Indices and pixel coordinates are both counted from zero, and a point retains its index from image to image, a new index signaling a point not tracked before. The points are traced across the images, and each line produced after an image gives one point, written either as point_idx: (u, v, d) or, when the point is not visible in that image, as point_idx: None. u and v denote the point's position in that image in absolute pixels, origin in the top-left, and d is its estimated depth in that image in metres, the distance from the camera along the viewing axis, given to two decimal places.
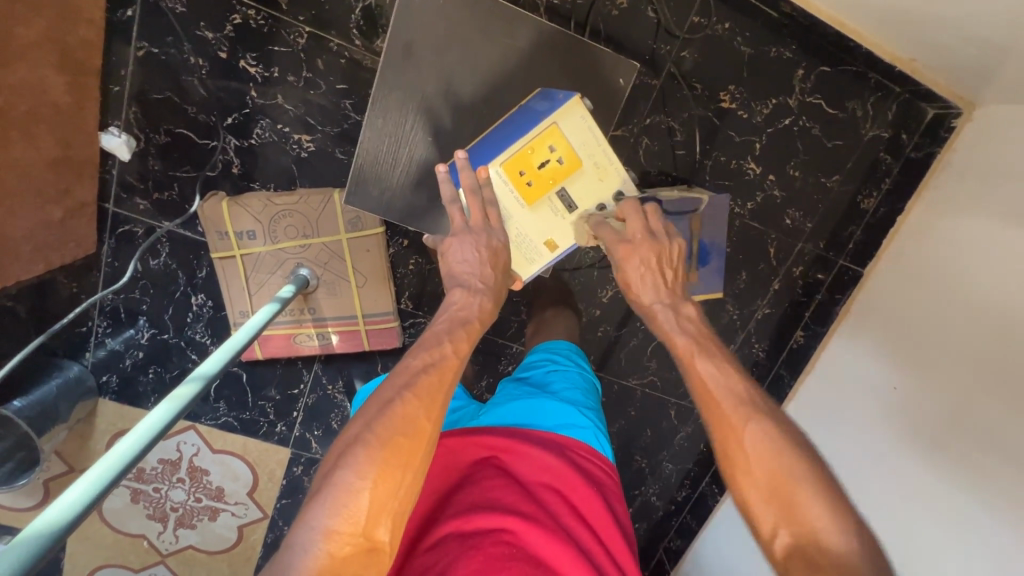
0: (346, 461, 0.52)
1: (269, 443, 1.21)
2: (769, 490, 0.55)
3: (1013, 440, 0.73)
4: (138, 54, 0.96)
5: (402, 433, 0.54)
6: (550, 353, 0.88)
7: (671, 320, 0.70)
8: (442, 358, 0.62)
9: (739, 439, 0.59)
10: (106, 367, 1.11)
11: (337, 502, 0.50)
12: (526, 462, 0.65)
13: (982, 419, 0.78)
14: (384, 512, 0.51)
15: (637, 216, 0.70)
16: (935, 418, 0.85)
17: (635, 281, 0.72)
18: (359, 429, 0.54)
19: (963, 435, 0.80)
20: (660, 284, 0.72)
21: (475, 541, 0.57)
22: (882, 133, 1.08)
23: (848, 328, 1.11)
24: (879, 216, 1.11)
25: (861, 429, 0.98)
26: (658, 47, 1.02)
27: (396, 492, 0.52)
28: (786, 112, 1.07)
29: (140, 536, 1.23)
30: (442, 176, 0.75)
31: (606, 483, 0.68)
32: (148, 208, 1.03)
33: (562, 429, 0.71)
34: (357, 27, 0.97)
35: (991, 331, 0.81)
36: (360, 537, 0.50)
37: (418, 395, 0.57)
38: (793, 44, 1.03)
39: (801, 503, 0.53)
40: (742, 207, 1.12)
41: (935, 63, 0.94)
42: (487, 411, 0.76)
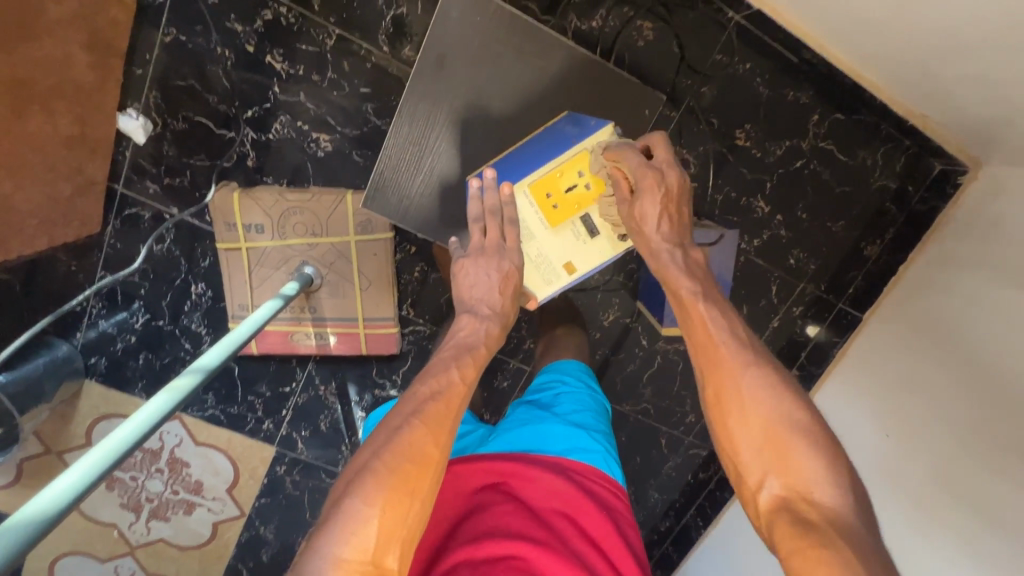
0: (355, 488, 0.51)
1: (254, 440, 1.19)
2: (761, 441, 0.57)
3: (999, 505, 0.73)
4: (165, 39, 0.97)
5: (410, 460, 0.54)
6: (559, 374, 0.87)
7: (678, 260, 0.69)
8: (448, 385, 0.62)
9: (737, 386, 0.60)
10: (96, 349, 1.09)
11: (347, 529, 0.49)
12: (535, 487, 0.64)
13: (970, 479, 0.78)
14: (394, 537, 0.50)
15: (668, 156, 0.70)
16: (924, 472, 0.86)
17: (652, 218, 0.68)
18: (367, 457, 0.54)
19: (952, 492, 0.81)
20: (671, 223, 0.70)
21: (485, 566, 0.56)
22: (889, 183, 1.10)
23: (843, 371, 1.12)
24: (881, 264, 1.13)
25: (855, 473, 0.98)
26: (679, 80, 1.04)
27: (405, 519, 0.51)
28: (799, 154, 1.09)
29: (111, 525, 1.19)
30: (471, 193, 0.77)
31: (616, 506, 0.67)
32: (158, 192, 1.03)
33: (570, 454, 0.70)
34: (385, 33, 0.98)
35: (981, 392, 0.81)
36: (369, 564, 0.48)
37: (425, 422, 0.57)
38: (810, 89, 1.05)
39: (791, 457, 0.55)
40: (748, 243, 1.13)
41: (946, 121, 0.96)
42: (497, 436, 0.75)
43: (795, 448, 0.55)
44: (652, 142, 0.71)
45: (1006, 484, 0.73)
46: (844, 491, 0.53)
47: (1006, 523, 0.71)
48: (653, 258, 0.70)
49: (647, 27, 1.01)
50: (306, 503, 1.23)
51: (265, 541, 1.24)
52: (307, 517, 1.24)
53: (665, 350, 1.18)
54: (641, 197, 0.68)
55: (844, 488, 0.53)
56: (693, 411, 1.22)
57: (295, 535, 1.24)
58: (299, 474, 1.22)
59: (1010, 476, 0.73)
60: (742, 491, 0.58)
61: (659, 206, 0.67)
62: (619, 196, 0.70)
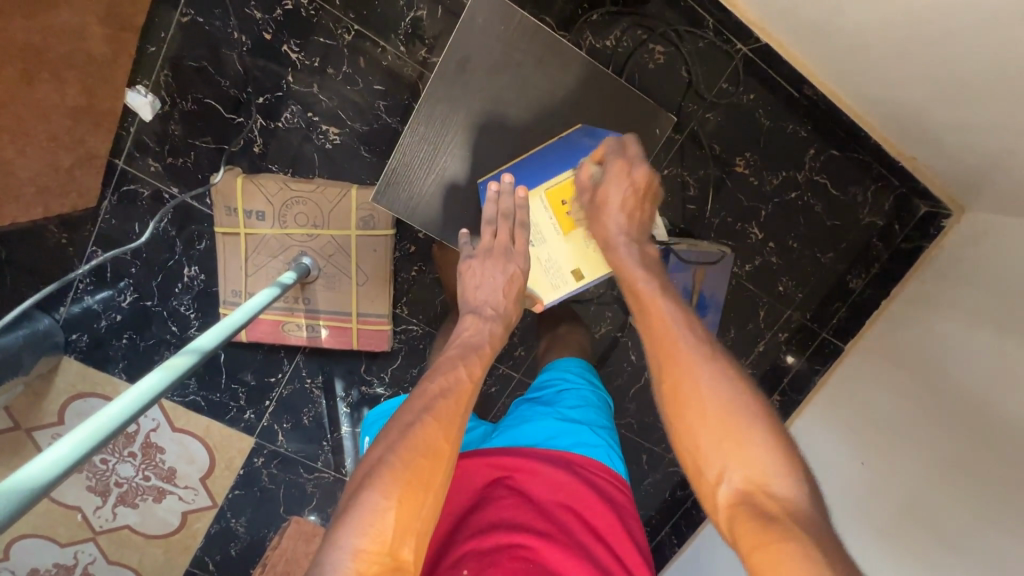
0: (371, 482, 0.51)
1: (233, 429, 1.17)
2: (719, 432, 0.57)
3: (962, 539, 0.76)
4: (182, 19, 0.96)
5: (422, 454, 0.54)
6: (561, 371, 0.87)
7: (633, 254, 0.72)
8: (457, 382, 0.63)
9: (695, 382, 0.60)
10: (79, 325, 1.06)
11: (364, 521, 0.49)
12: (539, 481, 0.65)
13: (938, 511, 0.82)
14: (408, 531, 0.50)
15: (641, 158, 0.76)
16: (894, 501, 0.89)
17: (613, 202, 0.73)
18: (382, 452, 0.54)
19: (919, 523, 0.84)
20: (632, 219, 0.74)
21: (494, 558, 0.57)
22: (876, 221, 1.14)
23: (821, 399, 1.15)
24: (865, 297, 1.17)
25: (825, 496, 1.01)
26: (686, 104, 1.07)
27: (419, 513, 0.52)
28: (794, 185, 1.13)
29: (75, 509, 1.16)
30: (491, 193, 0.77)
31: (620, 500, 0.68)
32: (159, 171, 1.01)
33: (575, 449, 0.70)
34: (403, 34, 0.99)
35: (954, 426, 0.84)
36: (387, 556, 0.48)
37: (437, 418, 0.57)
38: (809, 124, 1.09)
39: (749, 449, 0.56)
40: (740, 267, 1.16)
41: (935, 165, 1.01)
42: (501, 432, 0.75)
43: (751, 441, 0.56)
44: (623, 141, 0.77)
45: (974, 516, 0.76)
46: (803, 486, 0.53)
47: (969, 558, 0.74)
48: (610, 249, 0.73)
49: (658, 51, 1.04)
50: (282, 497, 1.21)
51: (234, 534, 1.21)
52: (281, 511, 1.21)
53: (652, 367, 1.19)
54: (606, 182, 0.73)
55: (803, 483, 0.54)
56: None
57: (267, 530, 1.21)
58: (276, 468, 1.20)
59: (979, 509, 0.76)
60: (701, 488, 0.58)
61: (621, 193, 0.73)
62: (583, 186, 0.76)
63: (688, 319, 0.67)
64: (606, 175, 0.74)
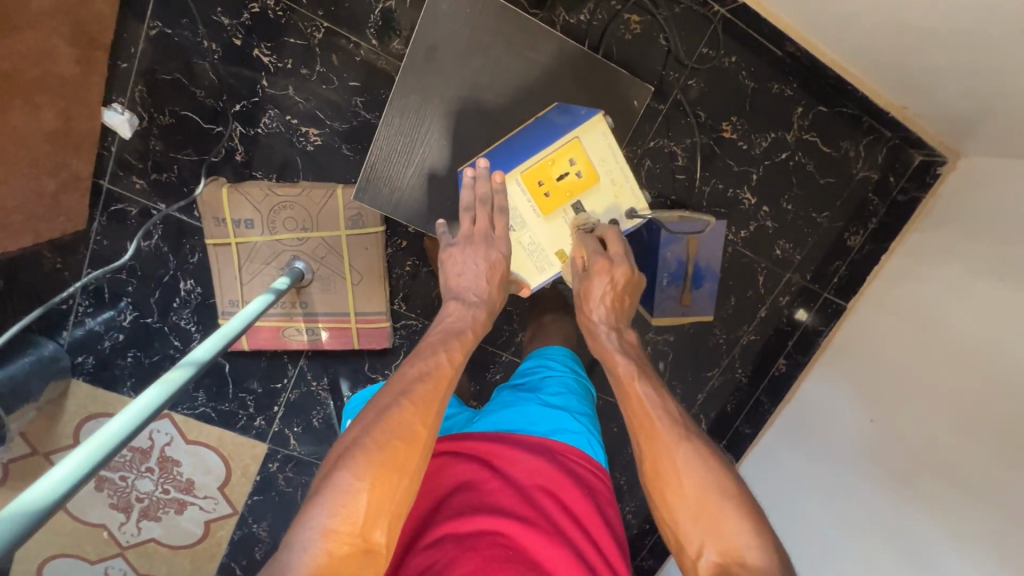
0: (344, 463, 0.53)
1: (246, 437, 1.19)
2: (697, 508, 0.58)
3: (955, 500, 0.77)
4: (150, 32, 0.96)
5: (398, 437, 0.55)
6: (544, 359, 0.88)
7: (613, 339, 0.73)
8: (436, 366, 0.63)
9: (673, 461, 0.61)
10: (83, 348, 1.07)
11: (336, 502, 0.50)
12: (518, 466, 0.64)
13: (931, 470, 0.83)
14: (380, 512, 0.51)
15: (622, 252, 0.74)
16: (886, 459, 0.90)
17: (595, 298, 0.74)
18: (357, 434, 0.55)
19: (911, 482, 0.85)
20: (614, 307, 0.75)
21: (473, 543, 0.56)
22: (871, 174, 1.12)
23: (829, 359, 1.14)
24: (864, 254, 1.15)
25: (823, 457, 1.02)
26: (667, 73, 1.05)
27: (392, 496, 0.52)
28: (784, 146, 1.11)
29: (100, 526, 1.18)
30: (467, 180, 0.77)
31: (598, 487, 0.67)
32: (145, 188, 1.02)
33: (553, 435, 0.70)
34: (374, 27, 0.98)
35: (954, 387, 0.84)
36: (357, 537, 0.50)
37: (414, 402, 0.58)
38: (794, 82, 1.07)
39: (724, 522, 0.56)
40: (736, 234, 1.15)
41: (926, 112, 0.98)
42: (482, 417, 0.75)
43: (725, 513, 0.57)
44: (605, 236, 0.74)
45: (991, 454, 0.75)
46: (773, 553, 0.54)
47: (963, 517, 0.75)
48: (592, 336, 0.75)
49: (634, 20, 1.02)
50: (299, 499, 1.22)
51: (257, 538, 1.24)
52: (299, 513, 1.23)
53: (654, 342, 1.21)
54: (590, 277, 0.73)
55: (773, 550, 0.54)
56: (682, 401, 1.24)
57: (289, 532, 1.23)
58: (291, 471, 1.22)
59: (998, 446, 0.75)
60: (683, 563, 0.58)
61: (603, 289, 0.73)
62: (574, 273, 0.76)
63: (661, 394, 0.67)
64: (589, 275, 0.73)
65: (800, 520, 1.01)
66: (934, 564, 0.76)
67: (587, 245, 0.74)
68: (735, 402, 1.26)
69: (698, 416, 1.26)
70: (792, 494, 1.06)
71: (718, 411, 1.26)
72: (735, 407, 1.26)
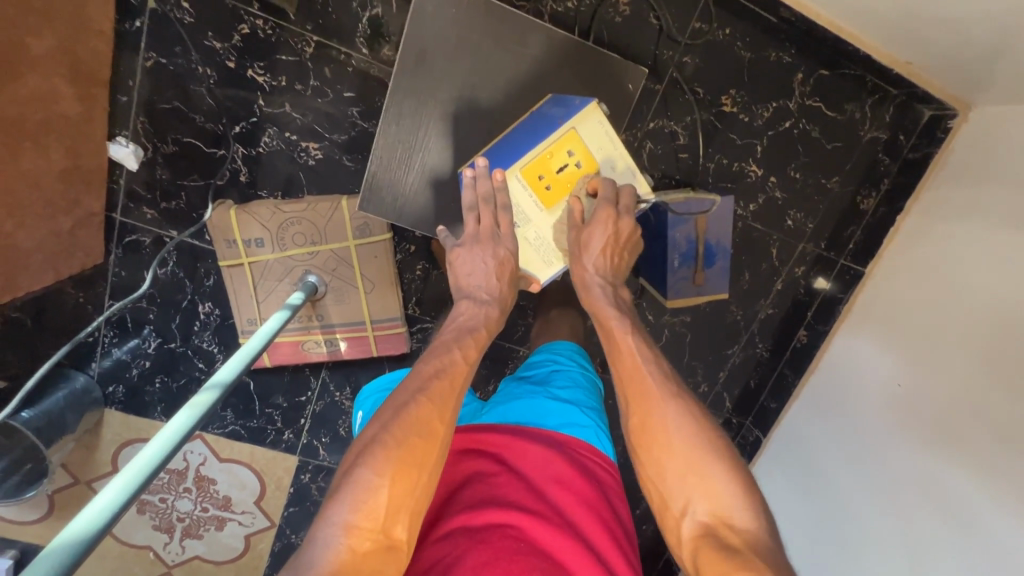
0: (364, 459, 0.53)
1: (276, 451, 1.21)
2: (684, 463, 0.58)
3: (987, 454, 0.76)
4: (146, 64, 0.97)
5: (417, 434, 0.56)
6: (553, 353, 0.88)
7: (608, 296, 0.74)
8: (451, 364, 0.64)
9: (662, 417, 0.61)
10: (112, 378, 1.10)
11: (357, 498, 0.51)
12: (527, 459, 0.64)
13: (964, 429, 0.81)
14: (401, 509, 0.52)
15: (631, 207, 0.74)
16: (916, 422, 0.88)
17: (596, 245, 0.73)
18: (376, 431, 0.56)
19: (945, 443, 0.83)
20: (610, 262, 0.76)
21: (484, 535, 0.55)
22: (879, 134, 1.10)
23: (852, 323, 1.12)
24: (879, 216, 1.13)
25: (850, 425, 1.01)
26: (661, 53, 1.04)
27: (412, 492, 0.53)
28: (787, 115, 1.09)
29: (146, 547, 1.22)
30: (466, 180, 0.77)
31: (608, 481, 0.66)
32: (156, 217, 1.04)
33: (563, 429, 0.70)
34: (362, 35, 0.98)
35: (984, 341, 0.82)
36: (380, 533, 0.51)
37: (431, 399, 0.59)
38: (792, 48, 1.05)
39: (712, 480, 0.56)
40: (745, 208, 1.13)
41: (931, 65, 0.96)
42: (490, 408, 0.76)
43: (711, 470, 0.57)
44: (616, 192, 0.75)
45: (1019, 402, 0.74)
46: (760, 515, 0.54)
47: (1002, 472, 0.74)
48: (586, 289, 0.75)
49: (623, 2, 1.01)
50: None
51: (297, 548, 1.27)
52: None
53: (671, 324, 1.20)
54: (592, 225, 0.73)
55: (759, 512, 0.55)
56: (704, 380, 1.24)
57: None
58: (323, 481, 1.24)
59: None
60: (668, 524, 0.58)
61: (605, 238, 0.73)
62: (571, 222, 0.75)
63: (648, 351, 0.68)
64: (593, 220, 0.73)
65: (835, 492, 1.00)
66: (978, 521, 0.75)
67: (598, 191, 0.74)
68: (758, 377, 1.25)
69: (722, 394, 1.25)
70: (824, 466, 1.04)
71: (742, 387, 1.25)
72: (758, 382, 1.25)
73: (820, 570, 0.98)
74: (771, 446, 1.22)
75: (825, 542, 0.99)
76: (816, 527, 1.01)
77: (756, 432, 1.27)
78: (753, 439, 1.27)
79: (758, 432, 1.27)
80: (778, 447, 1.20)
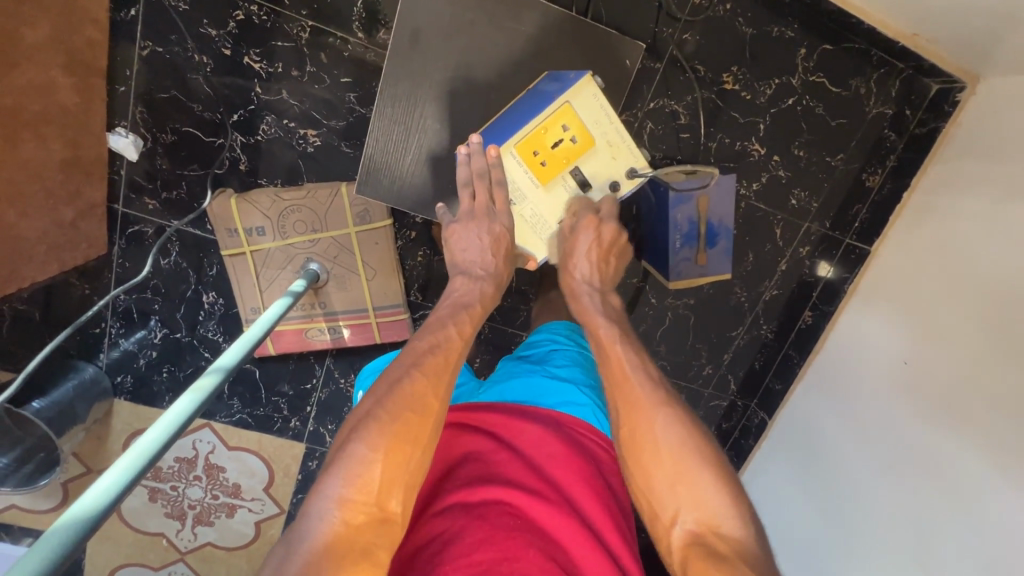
0: (358, 434, 0.54)
1: (283, 439, 1.22)
2: (673, 473, 0.57)
3: (994, 432, 0.76)
4: (142, 53, 0.97)
5: (410, 408, 0.56)
6: (551, 334, 0.88)
7: (596, 302, 0.75)
8: (445, 340, 0.64)
9: (652, 427, 0.60)
10: (120, 368, 1.12)
11: (348, 472, 0.51)
12: (525, 437, 0.64)
13: (968, 409, 0.80)
14: (395, 482, 0.52)
15: (612, 212, 0.76)
16: (921, 402, 0.88)
17: (580, 253, 0.75)
18: (370, 406, 0.56)
19: (950, 422, 0.83)
20: (596, 268, 0.77)
21: (482, 511, 0.55)
22: (885, 110, 1.08)
23: (859, 300, 1.11)
24: (885, 194, 1.11)
25: (855, 404, 1.01)
26: (660, 30, 1.02)
27: (404, 466, 0.53)
28: (790, 92, 1.07)
29: (159, 534, 1.24)
30: (461, 159, 0.78)
31: (605, 460, 0.66)
32: (157, 207, 1.04)
33: (560, 407, 0.70)
34: (358, 20, 0.97)
35: (989, 320, 0.81)
36: (374, 506, 0.51)
37: (424, 373, 0.59)
38: (794, 22, 1.03)
39: (701, 489, 0.56)
40: (747, 188, 1.12)
41: (937, 37, 0.94)
42: (488, 387, 0.76)
43: (700, 479, 0.56)
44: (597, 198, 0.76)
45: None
46: (749, 525, 0.54)
47: (1008, 450, 0.73)
48: (575, 298, 0.76)
49: None
50: None
51: None
52: None
53: (675, 306, 1.20)
54: (575, 233, 0.74)
55: (749, 522, 0.54)
56: (709, 362, 1.23)
57: None
58: None
59: None
60: (656, 533, 0.58)
61: (589, 244, 0.74)
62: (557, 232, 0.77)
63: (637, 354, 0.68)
64: (575, 228, 0.74)
65: (839, 471, 1.00)
66: (985, 498, 0.75)
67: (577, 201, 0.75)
68: (763, 359, 1.24)
69: (726, 376, 1.25)
70: (827, 445, 1.04)
71: (747, 369, 1.25)
72: (763, 364, 1.24)
73: (822, 550, 0.98)
74: (776, 426, 1.22)
75: (827, 520, 0.99)
76: (820, 505, 1.01)
77: (761, 415, 1.27)
78: (758, 421, 1.26)
79: (763, 415, 1.26)
80: (783, 427, 1.19)
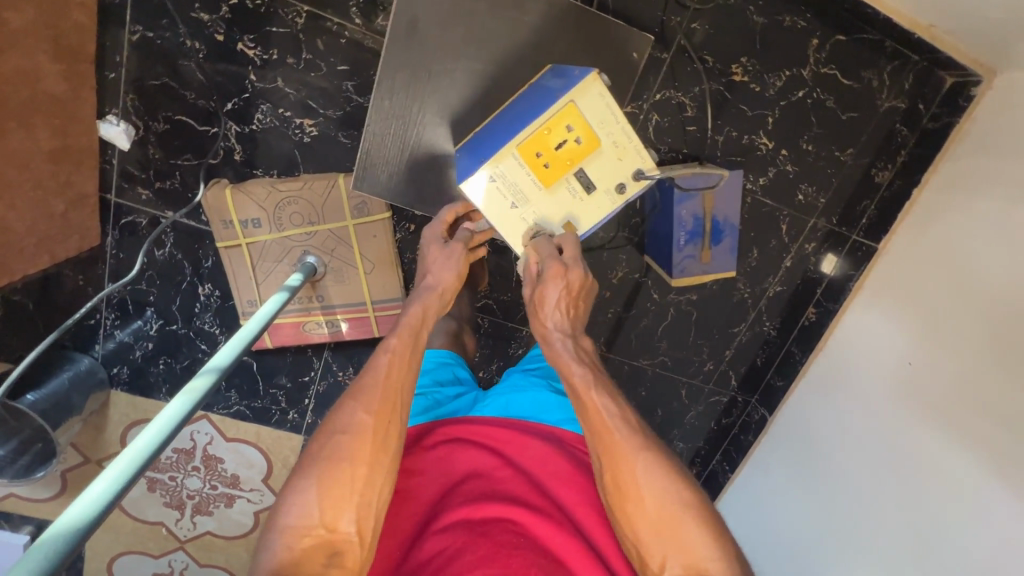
0: (300, 469, 0.56)
1: (281, 431, 1.22)
2: (658, 520, 0.55)
3: (995, 437, 0.75)
4: (132, 38, 0.94)
5: (341, 432, 0.57)
6: None
7: (568, 347, 0.70)
8: (378, 356, 0.64)
9: (633, 473, 0.58)
10: (117, 359, 1.11)
11: (292, 504, 0.53)
12: (530, 454, 0.65)
13: (967, 414, 0.80)
14: (343, 504, 0.54)
15: (576, 256, 0.72)
16: (920, 406, 0.87)
17: (549, 302, 0.71)
18: (309, 441, 0.58)
19: (949, 427, 0.82)
20: (567, 315, 0.72)
21: (485, 529, 0.56)
22: (897, 104, 1.05)
23: (863, 300, 1.09)
24: (894, 191, 1.08)
25: (854, 405, 1.00)
26: (668, 19, 0.99)
27: (348, 487, 0.54)
28: (800, 83, 1.04)
29: (159, 523, 1.24)
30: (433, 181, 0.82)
31: None
32: (151, 198, 1.02)
33: (564, 424, 0.69)
34: (356, 5, 0.94)
35: (991, 325, 0.81)
36: (322, 529, 0.53)
37: (355, 396, 0.59)
38: (807, 12, 0.99)
39: (687, 535, 0.54)
40: (754, 182, 1.10)
41: (955, 28, 0.91)
42: (492, 397, 0.75)
43: (685, 525, 0.55)
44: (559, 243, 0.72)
45: None
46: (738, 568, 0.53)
47: (1010, 456, 0.73)
48: (547, 344, 0.72)
49: None
50: None
51: None
52: None
53: (677, 302, 1.18)
54: (544, 283, 0.70)
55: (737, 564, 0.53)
56: (710, 358, 1.22)
57: None
58: None
59: None
60: None
61: (558, 293, 0.70)
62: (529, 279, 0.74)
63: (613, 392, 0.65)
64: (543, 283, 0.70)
65: (835, 472, 0.99)
66: (985, 503, 0.75)
67: (539, 249, 0.72)
68: (765, 355, 1.23)
69: (728, 372, 1.24)
70: (824, 445, 1.04)
71: (748, 365, 1.24)
72: (765, 360, 1.23)
73: (814, 550, 0.99)
74: (776, 424, 1.21)
75: (822, 522, 0.99)
76: (816, 506, 1.01)
77: (761, 411, 1.26)
78: (758, 417, 1.25)
79: (763, 411, 1.25)
80: (780, 426, 1.19)
